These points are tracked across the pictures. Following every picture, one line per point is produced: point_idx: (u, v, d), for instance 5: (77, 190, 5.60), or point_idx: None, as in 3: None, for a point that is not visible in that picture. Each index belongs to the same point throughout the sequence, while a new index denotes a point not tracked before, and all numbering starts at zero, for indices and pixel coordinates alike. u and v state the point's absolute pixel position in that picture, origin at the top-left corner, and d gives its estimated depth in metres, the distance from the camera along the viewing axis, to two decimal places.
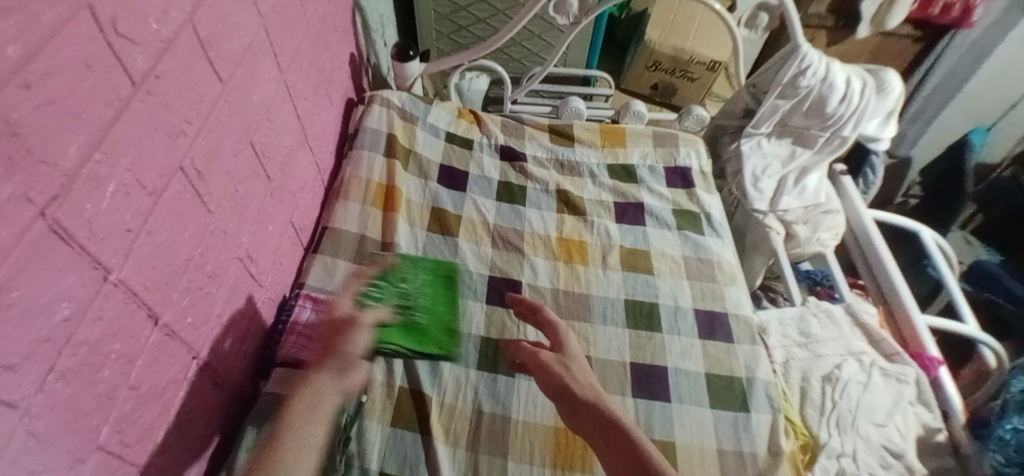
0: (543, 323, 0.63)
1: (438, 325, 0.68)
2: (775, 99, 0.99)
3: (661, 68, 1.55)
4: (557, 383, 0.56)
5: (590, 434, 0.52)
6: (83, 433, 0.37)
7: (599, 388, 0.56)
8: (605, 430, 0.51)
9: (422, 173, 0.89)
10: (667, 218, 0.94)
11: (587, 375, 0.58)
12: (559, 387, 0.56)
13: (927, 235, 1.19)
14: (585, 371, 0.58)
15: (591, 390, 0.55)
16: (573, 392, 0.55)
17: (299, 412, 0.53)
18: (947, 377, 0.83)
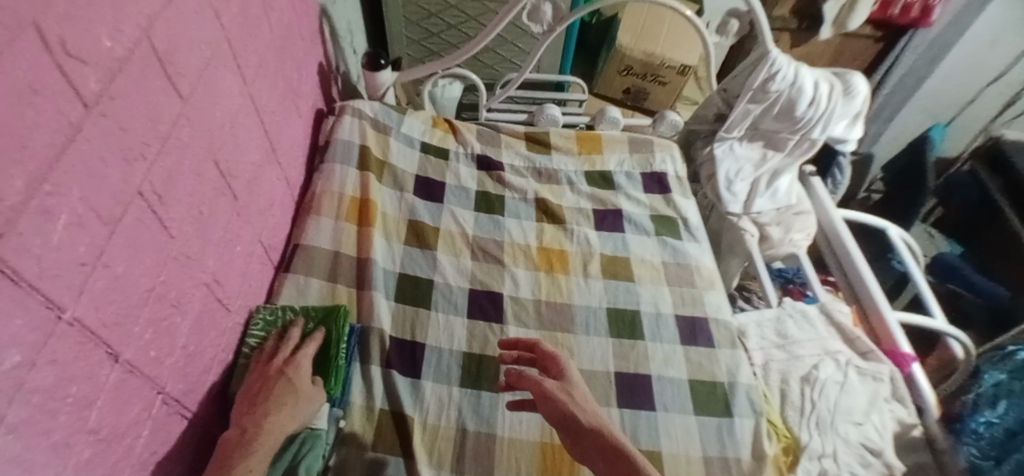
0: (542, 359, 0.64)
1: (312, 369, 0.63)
2: (747, 104, 1.01)
3: (633, 72, 1.57)
4: (563, 412, 0.56)
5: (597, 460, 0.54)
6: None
7: (603, 417, 0.58)
8: (609, 456, 0.53)
9: (397, 185, 0.87)
10: (645, 225, 0.95)
11: (590, 404, 0.59)
12: (565, 417, 0.56)
13: (894, 232, 1.22)
14: (587, 399, 0.59)
15: (593, 418, 0.57)
16: (578, 419, 0.56)
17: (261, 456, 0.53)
18: (920, 373, 0.86)
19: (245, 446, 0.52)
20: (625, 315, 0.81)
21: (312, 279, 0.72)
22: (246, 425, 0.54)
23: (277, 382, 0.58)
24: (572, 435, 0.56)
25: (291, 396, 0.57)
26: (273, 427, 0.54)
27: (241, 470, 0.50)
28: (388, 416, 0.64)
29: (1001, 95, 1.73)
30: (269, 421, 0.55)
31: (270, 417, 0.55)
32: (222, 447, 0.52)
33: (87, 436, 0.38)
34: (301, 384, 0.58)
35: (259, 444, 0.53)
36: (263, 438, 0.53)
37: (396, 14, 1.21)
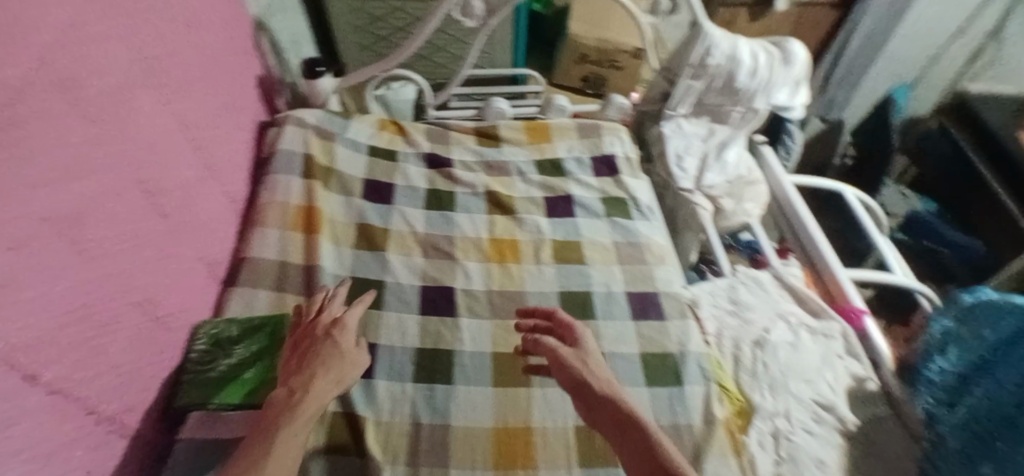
0: (559, 327, 0.67)
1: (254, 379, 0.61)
2: (688, 81, 1.03)
3: (589, 60, 1.58)
4: (574, 378, 0.59)
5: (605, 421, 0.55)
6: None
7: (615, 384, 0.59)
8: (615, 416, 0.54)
9: (345, 190, 0.87)
10: (596, 208, 0.96)
11: (601, 372, 0.60)
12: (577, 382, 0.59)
13: (850, 193, 1.24)
14: (600, 367, 0.61)
15: (603, 383, 0.58)
16: (586, 384, 0.58)
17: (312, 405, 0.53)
18: (872, 326, 0.88)
19: (293, 401, 0.52)
20: (577, 298, 0.83)
21: (258, 290, 0.73)
22: (294, 386, 0.54)
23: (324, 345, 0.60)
24: (582, 400, 0.58)
25: (331, 359, 0.58)
26: (319, 387, 0.55)
27: (291, 419, 0.50)
28: (338, 417, 0.65)
29: (963, 50, 1.74)
30: (317, 381, 0.56)
31: (314, 378, 0.56)
32: (274, 405, 0.53)
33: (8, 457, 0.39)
34: (343, 347, 0.60)
35: (309, 398, 0.53)
36: (310, 394, 0.54)
37: (343, 21, 1.22)
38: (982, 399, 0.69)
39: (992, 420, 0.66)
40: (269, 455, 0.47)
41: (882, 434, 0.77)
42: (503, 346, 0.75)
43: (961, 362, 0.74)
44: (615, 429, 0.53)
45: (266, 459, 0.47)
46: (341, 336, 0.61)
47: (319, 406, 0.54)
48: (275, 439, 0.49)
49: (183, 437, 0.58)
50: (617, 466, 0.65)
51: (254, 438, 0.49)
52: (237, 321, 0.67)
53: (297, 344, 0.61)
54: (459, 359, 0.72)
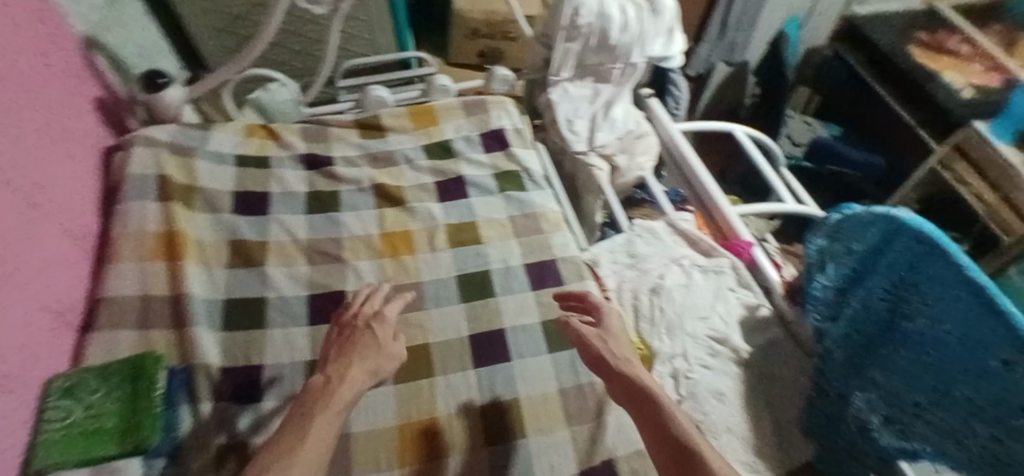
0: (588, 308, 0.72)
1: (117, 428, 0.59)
2: (565, 43, 1.01)
3: (481, 34, 1.52)
4: (595, 353, 0.65)
5: (622, 384, 0.61)
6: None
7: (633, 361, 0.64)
8: (625, 382, 0.61)
9: (211, 207, 0.83)
10: (489, 185, 0.95)
11: (621, 344, 0.66)
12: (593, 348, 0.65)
13: (740, 132, 1.30)
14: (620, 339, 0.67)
15: (619, 348, 0.65)
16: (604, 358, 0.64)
17: (343, 393, 0.59)
18: (761, 257, 0.92)
19: (326, 390, 0.59)
20: (476, 280, 0.82)
21: (120, 331, 0.68)
22: (329, 374, 0.61)
23: (367, 335, 0.66)
24: (600, 368, 0.64)
25: (369, 351, 0.65)
26: (353, 374, 0.62)
27: (322, 406, 0.57)
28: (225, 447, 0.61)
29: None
30: (354, 369, 0.62)
31: (348, 368, 0.62)
32: (309, 390, 0.60)
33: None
34: (381, 339, 0.66)
35: (338, 387, 0.60)
36: (342, 387, 0.60)
37: (201, 27, 1.14)
38: (859, 309, 0.73)
39: (872, 326, 0.71)
40: (310, 436, 0.54)
41: (776, 355, 0.83)
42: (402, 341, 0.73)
43: (838, 276, 0.78)
44: (629, 396, 0.60)
45: (300, 442, 0.53)
46: (379, 329, 0.67)
47: (352, 393, 0.60)
48: (310, 421, 0.55)
49: None
50: (525, 437, 0.67)
51: (295, 415, 0.57)
52: (91, 370, 0.63)
53: (340, 338, 0.67)
54: None
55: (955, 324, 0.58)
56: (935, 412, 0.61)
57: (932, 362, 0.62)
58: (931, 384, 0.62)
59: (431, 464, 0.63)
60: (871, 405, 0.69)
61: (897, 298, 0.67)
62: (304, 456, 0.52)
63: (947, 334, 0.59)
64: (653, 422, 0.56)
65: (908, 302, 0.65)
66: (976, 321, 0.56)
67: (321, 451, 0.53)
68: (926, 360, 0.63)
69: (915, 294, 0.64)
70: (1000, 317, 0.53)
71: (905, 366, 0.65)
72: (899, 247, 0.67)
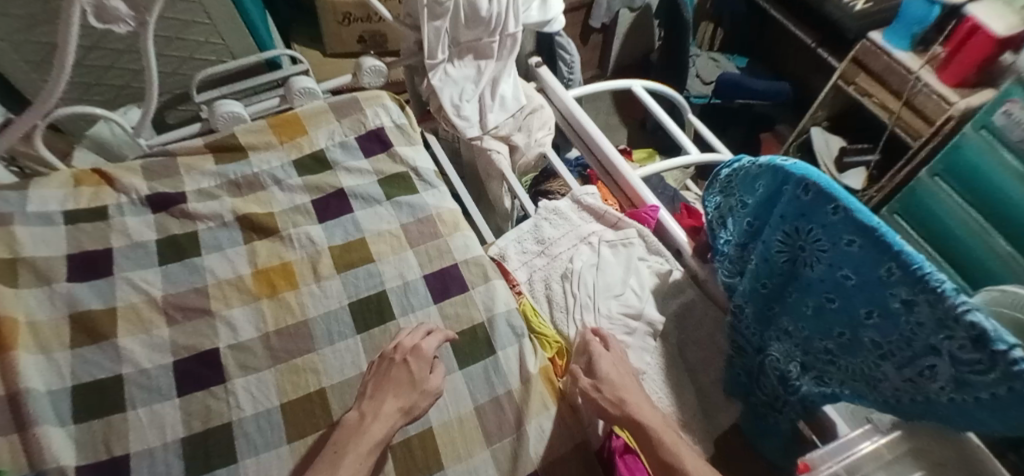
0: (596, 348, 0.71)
1: None
2: (432, 22, 0.91)
3: (355, 18, 1.38)
4: (596, 403, 0.64)
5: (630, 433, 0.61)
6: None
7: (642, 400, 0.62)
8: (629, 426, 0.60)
9: (43, 278, 0.70)
10: (375, 193, 0.86)
11: (623, 382, 0.65)
12: (597, 390, 0.64)
13: (639, 87, 1.26)
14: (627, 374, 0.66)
15: (617, 391, 0.64)
16: (617, 405, 0.62)
17: (370, 437, 0.56)
18: (668, 219, 0.90)
19: (359, 430, 0.57)
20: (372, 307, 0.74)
21: None
22: (362, 410, 0.59)
23: (404, 369, 0.62)
24: (603, 410, 0.63)
25: (408, 388, 0.61)
26: (386, 409, 0.59)
27: (352, 450, 0.55)
28: None
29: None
30: (388, 406, 0.59)
31: (382, 403, 0.59)
32: (343, 428, 0.58)
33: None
34: (418, 374, 0.62)
35: (369, 429, 0.57)
36: (371, 427, 0.57)
37: (13, 63, 0.97)
38: (759, 263, 0.70)
39: (774, 279, 0.69)
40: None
41: (690, 319, 0.82)
42: (293, 392, 0.66)
43: (737, 231, 0.75)
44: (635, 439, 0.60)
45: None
46: (416, 365, 0.63)
47: (385, 430, 0.57)
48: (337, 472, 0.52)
49: None
50: (441, 469, 0.63)
51: (322, 461, 0.54)
52: None
53: (380, 371, 0.63)
54: (241, 428, 0.63)
55: (849, 269, 0.56)
56: (847, 358, 0.62)
57: (835, 308, 0.60)
58: (840, 330, 0.61)
59: None
60: (789, 356, 0.70)
61: (793, 249, 0.64)
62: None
63: (845, 279, 0.57)
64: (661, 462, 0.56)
65: (804, 251, 0.62)
66: (867, 265, 0.53)
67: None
68: (829, 307, 0.61)
69: (808, 242, 0.61)
70: (888, 259, 0.50)
71: (811, 315, 0.64)
72: (787, 197, 0.63)
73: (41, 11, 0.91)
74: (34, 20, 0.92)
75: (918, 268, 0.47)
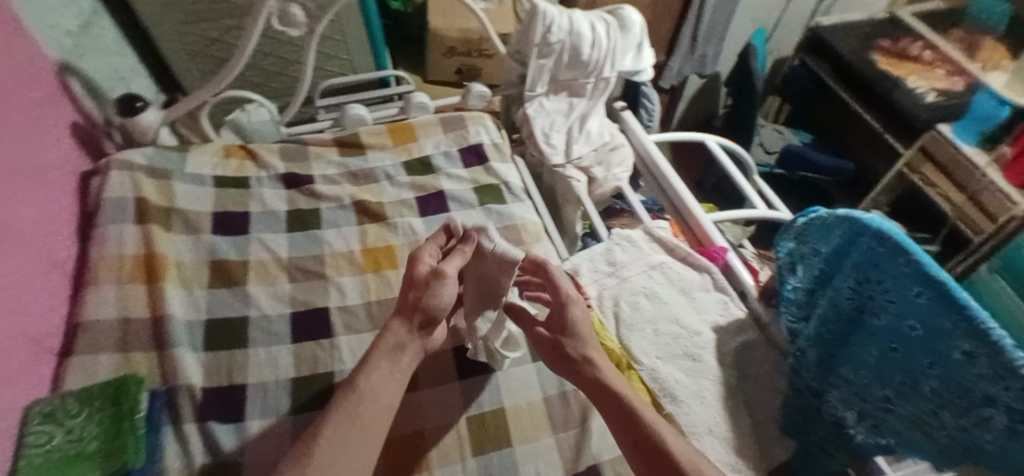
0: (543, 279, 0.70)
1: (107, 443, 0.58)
2: (538, 60, 1.04)
3: (458, 52, 1.53)
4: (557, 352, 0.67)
5: (595, 397, 0.62)
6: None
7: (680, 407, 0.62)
8: (594, 387, 0.62)
9: (191, 228, 0.82)
10: (469, 199, 0.96)
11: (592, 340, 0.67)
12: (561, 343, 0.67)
13: (711, 141, 1.34)
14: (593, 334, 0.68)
15: (581, 348, 0.66)
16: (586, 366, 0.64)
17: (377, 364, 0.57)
18: (735, 261, 0.96)
19: (358, 372, 0.56)
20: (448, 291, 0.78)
21: (99, 355, 0.66)
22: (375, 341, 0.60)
23: (408, 290, 0.62)
24: (567, 368, 0.65)
25: (423, 292, 0.61)
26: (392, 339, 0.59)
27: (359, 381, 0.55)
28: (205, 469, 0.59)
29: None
30: (399, 329, 0.60)
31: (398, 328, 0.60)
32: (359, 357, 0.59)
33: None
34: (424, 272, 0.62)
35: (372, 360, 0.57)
36: (369, 369, 0.56)
37: (173, 49, 1.11)
38: (828, 308, 0.74)
39: (841, 324, 0.73)
40: (332, 431, 0.50)
41: (750, 357, 0.85)
42: None
43: (809, 277, 0.80)
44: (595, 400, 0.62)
45: (320, 434, 0.49)
46: (415, 287, 0.62)
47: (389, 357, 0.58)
48: (331, 413, 0.52)
49: None
50: (510, 446, 0.68)
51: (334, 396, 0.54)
52: (73, 393, 0.61)
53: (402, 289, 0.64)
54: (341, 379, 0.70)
55: (913, 320, 0.60)
56: (904, 406, 0.64)
57: (898, 356, 0.64)
58: (901, 378, 0.64)
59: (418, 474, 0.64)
60: (845, 403, 0.71)
61: (862, 297, 0.69)
62: (323, 446, 0.48)
63: (908, 330, 0.61)
64: (629, 426, 0.57)
65: (871, 300, 0.67)
66: (932, 317, 0.58)
67: (345, 431, 0.50)
68: (891, 355, 0.64)
69: (877, 291, 0.66)
70: (953, 314, 0.55)
71: (874, 364, 0.67)
72: (861, 247, 0.68)
73: (205, 9, 1.05)
74: (198, 17, 1.06)
75: (981, 322, 0.52)
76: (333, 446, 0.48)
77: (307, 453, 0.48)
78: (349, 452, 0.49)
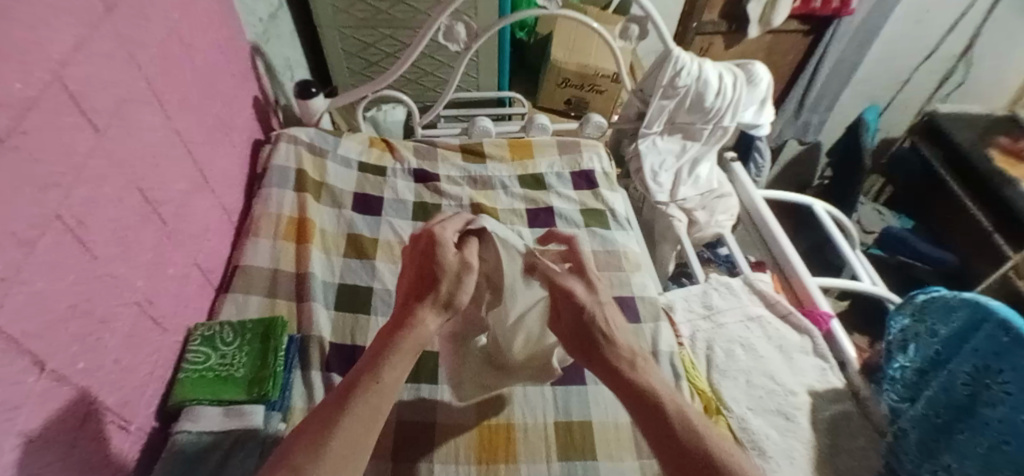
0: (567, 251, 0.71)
1: (253, 375, 0.65)
2: (661, 100, 1.06)
3: (570, 84, 1.53)
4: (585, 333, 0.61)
5: (633, 404, 0.55)
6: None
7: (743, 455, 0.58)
8: (635, 397, 0.55)
9: (335, 202, 0.93)
10: (575, 219, 1.00)
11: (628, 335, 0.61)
12: (587, 331, 0.60)
13: (819, 207, 1.30)
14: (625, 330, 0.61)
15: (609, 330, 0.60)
16: (621, 369, 0.57)
17: (398, 354, 0.52)
18: (839, 328, 0.93)
19: (378, 359, 0.52)
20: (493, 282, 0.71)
21: (250, 296, 0.76)
22: (392, 324, 0.55)
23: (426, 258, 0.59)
24: (590, 356, 0.60)
25: (450, 282, 0.58)
26: (419, 331, 0.54)
27: (382, 373, 0.50)
28: None
29: (936, 69, 1.95)
30: (427, 316, 0.56)
31: (426, 316, 0.55)
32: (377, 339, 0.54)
33: (16, 458, 0.41)
34: (452, 262, 0.59)
35: (396, 349, 0.52)
36: (392, 357, 0.52)
37: (333, 47, 1.23)
38: (939, 391, 0.70)
39: (951, 410, 0.69)
40: (346, 429, 0.46)
41: (847, 430, 0.80)
42: None
43: (921, 357, 0.76)
44: (635, 410, 0.55)
45: (341, 421, 0.46)
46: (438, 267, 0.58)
47: (409, 356, 0.53)
48: (350, 401, 0.48)
49: (179, 431, 0.59)
50: (594, 459, 0.69)
51: (341, 390, 0.50)
52: (229, 323, 0.69)
53: (415, 271, 0.60)
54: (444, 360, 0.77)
55: None
56: None
57: (1009, 451, 0.60)
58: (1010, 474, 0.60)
59: (506, 465, 0.67)
60: None
61: (979, 385, 0.65)
62: (343, 435, 0.46)
63: None
64: (676, 445, 0.51)
65: (990, 389, 0.63)
66: None
67: (364, 429, 0.47)
68: (1002, 449, 0.61)
69: (997, 381, 0.62)
70: None
71: (982, 454, 0.63)
72: (986, 333, 0.65)
73: (370, 17, 1.16)
74: (363, 23, 1.17)
75: None
76: (354, 437, 0.46)
77: (326, 440, 0.45)
78: (365, 446, 0.46)
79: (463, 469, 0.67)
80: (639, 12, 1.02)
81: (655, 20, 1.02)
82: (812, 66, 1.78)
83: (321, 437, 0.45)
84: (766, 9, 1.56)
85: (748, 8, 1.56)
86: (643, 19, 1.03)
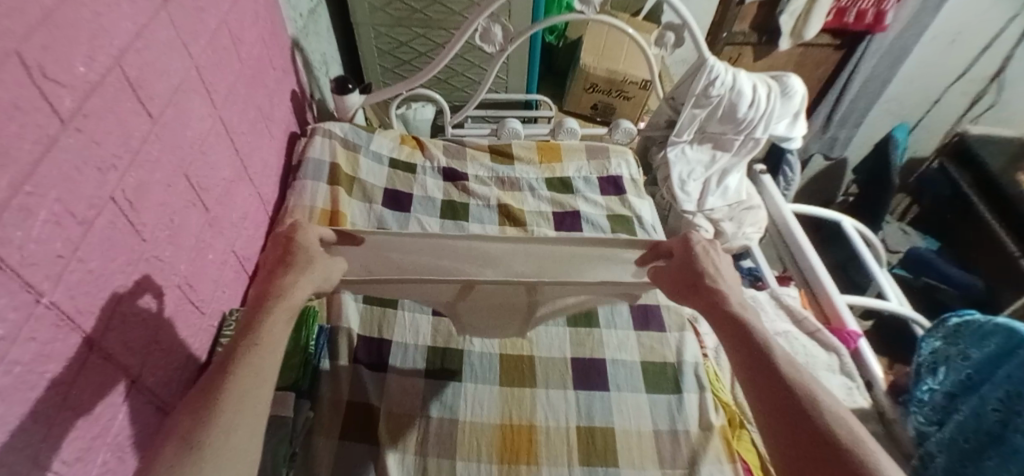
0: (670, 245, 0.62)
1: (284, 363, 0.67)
2: (692, 109, 1.04)
3: (598, 89, 1.53)
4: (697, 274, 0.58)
5: (732, 342, 0.53)
6: (6, 474, 0.36)
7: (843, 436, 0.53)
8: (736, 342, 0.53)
9: (366, 197, 0.95)
10: (601, 223, 1.00)
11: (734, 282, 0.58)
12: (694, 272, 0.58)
13: (847, 223, 1.27)
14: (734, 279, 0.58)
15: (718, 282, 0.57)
16: (728, 306, 0.55)
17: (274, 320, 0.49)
18: (867, 347, 0.91)
19: (253, 326, 0.48)
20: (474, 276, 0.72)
21: None
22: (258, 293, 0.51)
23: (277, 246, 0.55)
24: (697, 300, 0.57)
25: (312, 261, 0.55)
26: (288, 292, 0.51)
27: (251, 341, 0.47)
28: (352, 407, 0.71)
29: (965, 93, 1.91)
30: (298, 285, 0.52)
31: (296, 284, 0.52)
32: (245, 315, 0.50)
33: (62, 432, 0.43)
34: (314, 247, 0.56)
35: (268, 314, 0.49)
36: (272, 321, 0.49)
37: (367, 44, 1.24)
38: (968, 415, 0.68)
39: (979, 435, 0.66)
40: (232, 397, 0.44)
41: None
42: (510, 348, 0.80)
43: (950, 381, 0.73)
44: (737, 360, 0.52)
45: (223, 390, 0.44)
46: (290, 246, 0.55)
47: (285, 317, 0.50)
48: (236, 358, 0.46)
49: None
50: (617, 465, 0.69)
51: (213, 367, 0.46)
52: None
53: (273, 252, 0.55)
54: (468, 358, 0.78)
55: None
56: None
57: None
58: None
59: (528, 466, 0.68)
60: None
61: (1010, 411, 0.63)
62: (236, 387, 0.44)
63: None
64: (778, 389, 0.48)
65: (1021, 416, 0.61)
66: None
67: (252, 378, 0.45)
68: None
69: None
70: None
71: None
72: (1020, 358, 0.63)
73: (405, 16, 1.17)
74: (397, 22, 1.18)
75: None
76: (242, 400, 0.44)
77: (216, 397, 0.43)
78: (253, 401, 0.45)
79: (485, 467, 0.67)
80: (676, 20, 1.02)
81: (691, 28, 1.01)
82: (842, 82, 1.75)
83: (207, 404, 0.43)
84: (798, 21, 1.53)
85: (780, 19, 1.52)
86: (680, 27, 1.03)
